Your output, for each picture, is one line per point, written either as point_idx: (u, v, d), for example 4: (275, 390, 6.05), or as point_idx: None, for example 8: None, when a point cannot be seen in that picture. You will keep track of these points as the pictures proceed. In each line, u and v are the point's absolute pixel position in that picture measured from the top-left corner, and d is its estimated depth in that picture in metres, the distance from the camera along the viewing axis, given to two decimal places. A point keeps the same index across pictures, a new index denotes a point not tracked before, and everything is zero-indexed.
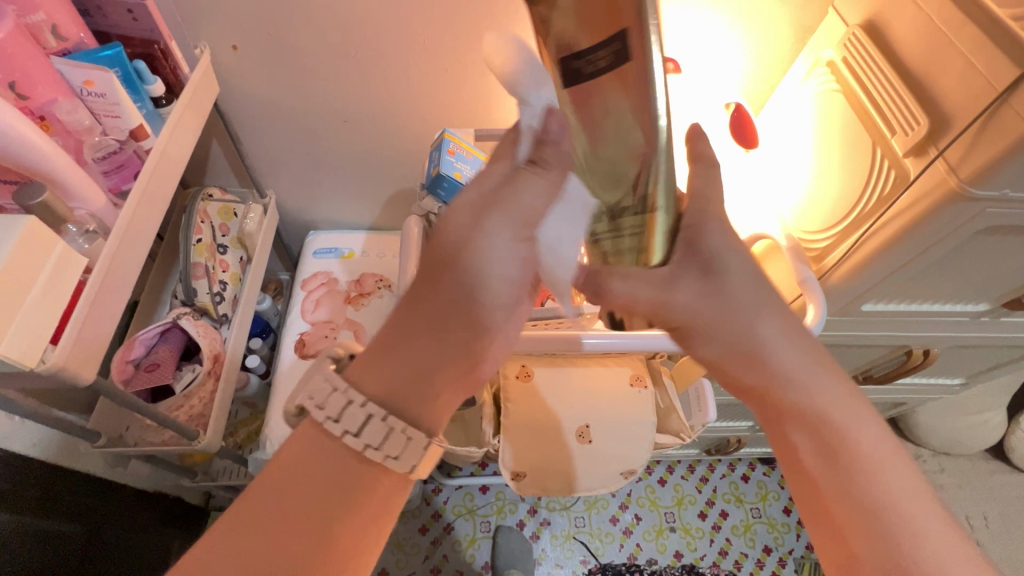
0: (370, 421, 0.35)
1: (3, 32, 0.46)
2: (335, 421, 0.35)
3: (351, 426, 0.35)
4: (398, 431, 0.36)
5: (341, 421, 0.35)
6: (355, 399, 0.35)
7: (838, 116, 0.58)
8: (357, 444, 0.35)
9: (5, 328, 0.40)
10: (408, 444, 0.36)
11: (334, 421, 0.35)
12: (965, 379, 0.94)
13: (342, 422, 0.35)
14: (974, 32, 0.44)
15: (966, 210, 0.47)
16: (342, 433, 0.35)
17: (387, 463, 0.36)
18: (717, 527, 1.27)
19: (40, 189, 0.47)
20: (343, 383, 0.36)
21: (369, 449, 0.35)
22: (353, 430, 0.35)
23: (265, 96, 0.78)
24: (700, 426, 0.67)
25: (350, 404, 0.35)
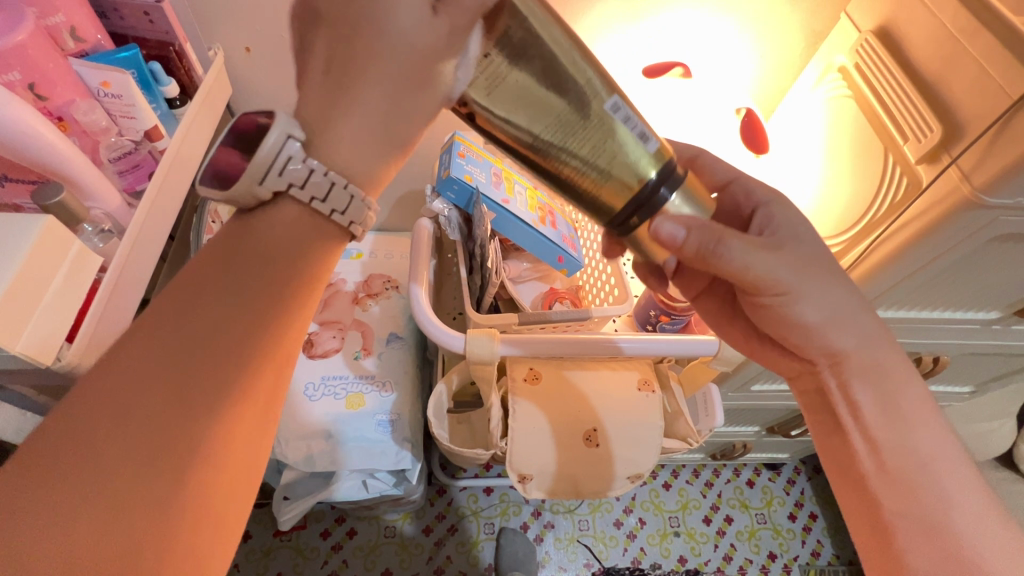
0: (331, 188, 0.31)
1: (23, 35, 0.46)
2: (319, 200, 0.31)
3: (318, 192, 0.31)
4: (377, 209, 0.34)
5: (327, 201, 0.32)
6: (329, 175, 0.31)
7: (848, 122, 0.58)
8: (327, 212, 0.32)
9: (23, 327, 0.41)
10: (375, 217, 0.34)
11: (319, 200, 0.31)
12: (975, 388, 0.93)
13: (330, 203, 0.32)
14: (988, 39, 0.44)
15: (980, 218, 0.47)
16: (330, 211, 0.32)
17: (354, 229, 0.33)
18: (721, 532, 1.26)
19: (56, 189, 0.48)
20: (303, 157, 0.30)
21: (336, 215, 0.32)
22: (339, 209, 0.32)
23: (277, 98, 0.79)
24: (707, 431, 0.68)
25: (315, 173, 0.31)
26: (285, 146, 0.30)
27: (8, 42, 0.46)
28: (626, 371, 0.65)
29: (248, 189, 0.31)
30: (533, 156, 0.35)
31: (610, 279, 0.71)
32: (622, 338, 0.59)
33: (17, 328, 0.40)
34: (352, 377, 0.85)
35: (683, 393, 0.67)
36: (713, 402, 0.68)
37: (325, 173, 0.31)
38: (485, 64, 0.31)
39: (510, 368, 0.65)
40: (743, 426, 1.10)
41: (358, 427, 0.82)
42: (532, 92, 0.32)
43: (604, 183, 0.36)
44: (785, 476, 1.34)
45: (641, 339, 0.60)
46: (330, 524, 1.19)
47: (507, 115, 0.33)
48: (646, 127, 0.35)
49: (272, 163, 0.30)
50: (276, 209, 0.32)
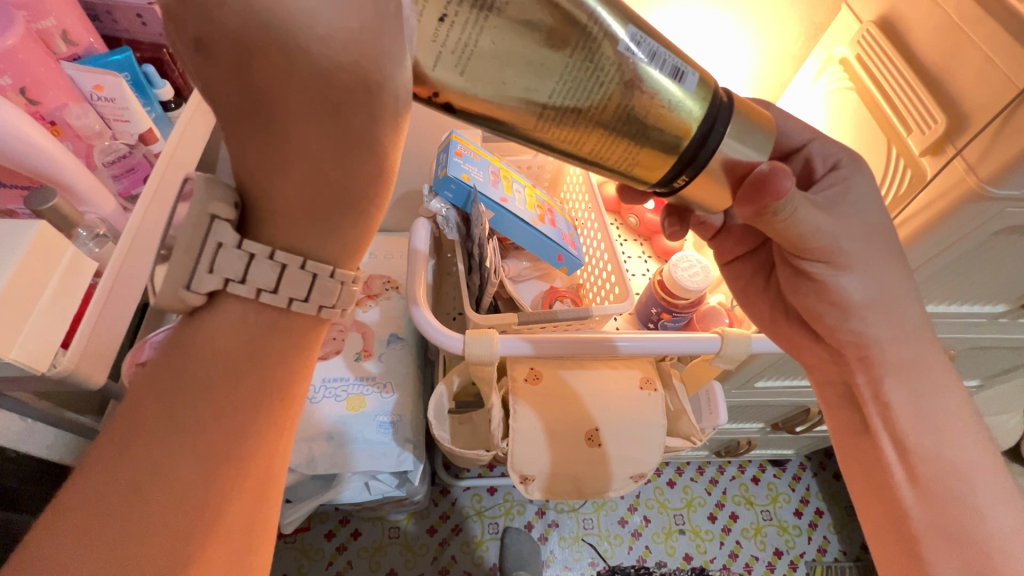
0: (265, 266, 0.28)
1: (13, 39, 0.46)
2: (241, 283, 0.28)
3: (266, 282, 0.28)
4: (349, 283, 0.32)
5: (279, 291, 0.28)
6: (258, 251, 0.28)
7: (851, 115, 0.57)
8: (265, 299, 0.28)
9: (16, 334, 0.41)
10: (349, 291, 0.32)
11: (239, 283, 0.28)
12: (982, 381, 0.92)
13: (283, 291, 0.28)
14: (993, 27, 0.43)
15: (986, 210, 0.46)
16: (257, 292, 0.28)
17: (320, 312, 0.31)
18: (727, 530, 1.25)
19: (50, 194, 0.48)
20: (231, 238, 0.28)
21: (295, 303, 0.29)
22: (269, 287, 0.28)
23: None
24: (711, 429, 0.67)
25: (257, 260, 0.28)
26: (217, 233, 0.27)
27: None
28: (627, 369, 0.65)
29: (176, 295, 0.28)
30: (552, 132, 0.33)
31: (611, 277, 0.70)
32: (620, 337, 0.59)
33: (10, 336, 0.40)
34: (353, 378, 0.85)
35: (685, 390, 0.67)
36: (715, 399, 0.67)
37: (270, 258, 0.28)
38: (440, 37, 0.27)
39: (510, 368, 0.64)
40: (748, 423, 1.10)
41: (359, 429, 0.81)
42: (510, 53, 0.29)
43: (641, 143, 0.34)
44: (790, 473, 1.34)
45: (640, 338, 0.59)
46: (334, 525, 1.19)
47: (478, 86, 0.30)
48: (677, 62, 0.32)
49: (202, 256, 0.27)
50: (214, 312, 0.29)
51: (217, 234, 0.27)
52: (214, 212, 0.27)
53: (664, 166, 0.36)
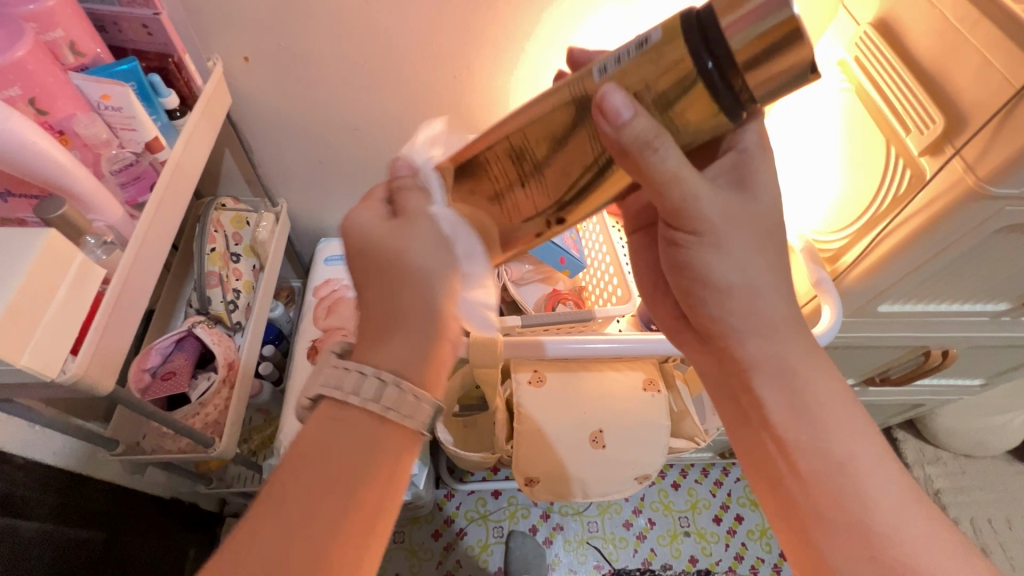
0: (370, 381, 0.40)
1: (22, 51, 0.47)
2: (353, 395, 0.40)
3: (369, 395, 0.40)
4: (409, 395, 0.40)
5: (362, 393, 0.40)
6: (366, 372, 0.40)
7: (850, 116, 0.57)
8: (363, 402, 0.39)
9: (26, 342, 0.41)
10: (412, 401, 0.40)
11: (352, 395, 0.40)
12: (986, 380, 0.92)
13: (361, 393, 0.39)
14: (990, 28, 0.43)
15: (985, 209, 0.46)
16: (359, 401, 0.40)
17: (403, 422, 0.40)
18: (732, 532, 1.25)
19: (59, 203, 0.48)
20: (353, 364, 0.41)
21: (386, 411, 0.40)
22: (369, 397, 0.40)
23: (276, 106, 0.79)
24: (714, 430, 0.68)
25: (363, 376, 0.40)
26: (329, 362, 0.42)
27: (8, 59, 0.46)
28: (630, 371, 0.65)
29: (312, 389, 0.41)
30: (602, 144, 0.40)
31: (613, 279, 0.70)
32: (594, 337, 0.58)
33: (19, 343, 0.40)
34: None
35: (688, 392, 0.67)
36: None
37: (357, 370, 0.40)
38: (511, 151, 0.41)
39: (514, 370, 0.65)
40: None
41: None
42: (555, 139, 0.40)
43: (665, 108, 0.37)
44: None
45: (614, 338, 0.58)
46: None
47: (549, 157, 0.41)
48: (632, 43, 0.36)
49: (328, 374, 0.41)
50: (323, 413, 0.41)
51: (337, 362, 0.41)
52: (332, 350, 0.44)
53: (701, 106, 0.36)
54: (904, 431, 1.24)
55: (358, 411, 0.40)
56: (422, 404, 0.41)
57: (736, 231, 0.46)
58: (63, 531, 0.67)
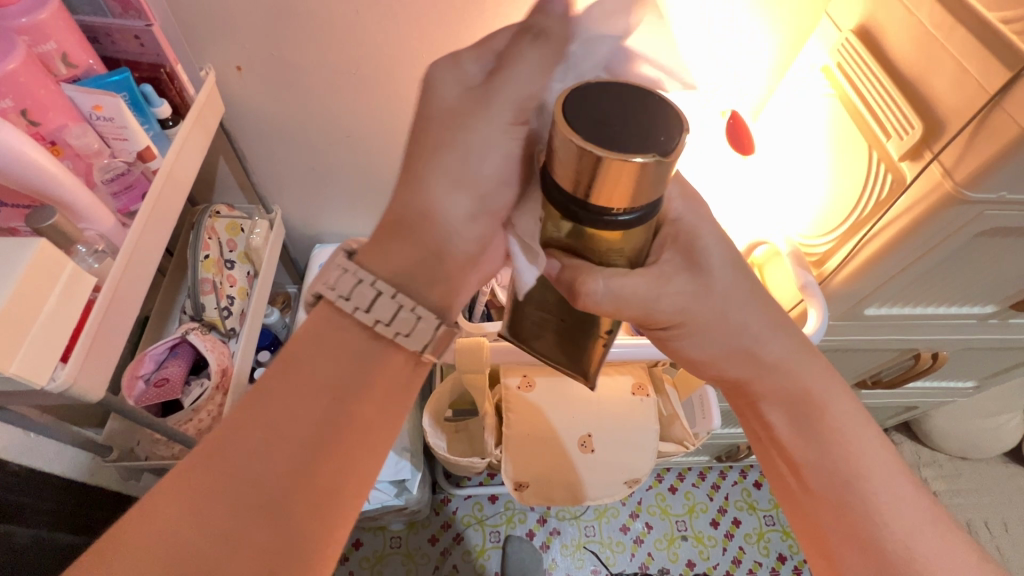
0: (377, 295, 0.35)
1: (14, 63, 0.47)
2: (346, 300, 0.35)
3: (382, 315, 0.35)
4: (415, 314, 0.36)
5: (352, 298, 0.35)
6: (366, 279, 0.35)
7: (833, 121, 0.58)
8: (367, 318, 0.35)
9: (16, 350, 0.42)
10: (418, 324, 0.36)
11: (345, 299, 0.35)
12: (979, 382, 0.92)
13: (351, 297, 0.35)
14: (965, 35, 0.44)
15: (964, 213, 0.47)
16: (355, 310, 0.35)
17: (397, 339, 0.36)
18: (729, 535, 1.25)
19: (51, 212, 0.49)
20: (356, 267, 0.36)
21: (380, 325, 0.35)
22: (365, 307, 0.35)
23: (268, 114, 0.80)
24: (704, 434, 0.66)
25: (361, 283, 0.35)
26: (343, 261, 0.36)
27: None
28: (620, 375, 0.65)
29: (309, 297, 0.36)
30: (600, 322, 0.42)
31: None
32: None
33: (9, 351, 0.41)
34: None
35: (677, 396, 0.67)
36: (709, 405, 0.65)
37: (355, 274, 0.36)
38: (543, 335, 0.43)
39: (503, 376, 0.65)
40: None
41: None
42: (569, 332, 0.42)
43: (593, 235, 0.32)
44: None
45: None
46: None
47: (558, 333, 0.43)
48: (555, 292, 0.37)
49: (326, 276, 0.36)
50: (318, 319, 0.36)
51: (339, 259, 0.36)
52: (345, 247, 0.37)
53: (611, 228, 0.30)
54: (900, 434, 1.24)
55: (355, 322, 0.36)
56: (429, 328, 0.36)
57: (717, 236, 0.46)
58: (55, 537, 0.67)
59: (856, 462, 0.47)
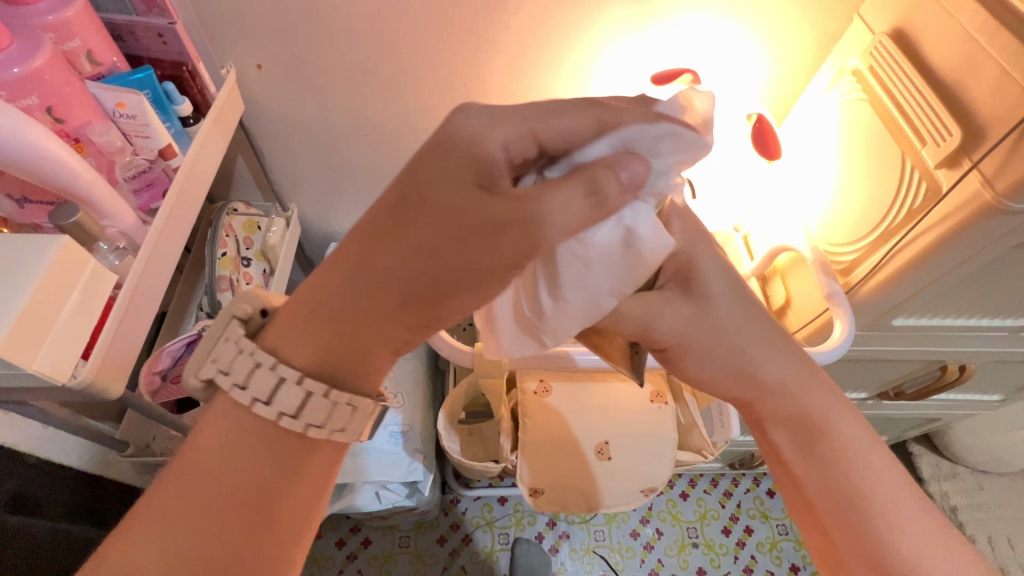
0: (280, 384, 0.34)
1: (41, 61, 0.48)
2: (244, 390, 0.35)
3: (287, 406, 0.35)
4: (342, 404, 0.36)
5: (250, 387, 0.34)
6: (276, 369, 0.35)
7: (864, 126, 0.56)
8: (270, 412, 0.34)
9: (38, 346, 0.42)
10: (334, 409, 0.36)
11: (245, 392, 0.35)
12: (1005, 395, 0.90)
13: (250, 387, 0.34)
14: (1010, 40, 0.43)
15: (1005, 223, 0.45)
16: (269, 410, 0.34)
17: (308, 432, 0.35)
18: (741, 544, 1.23)
19: (74, 210, 0.49)
20: (253, 347, 0.35)
21: (311, 427, 0.35)
22: (266, 399, 0.34)
23: (287, 112, 0.80)
24: (723, 443, 0.66)
25: (283, 381, 0.34)
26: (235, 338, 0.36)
27: (27, 68, 0.47)
28: (638, 382, 0.64)
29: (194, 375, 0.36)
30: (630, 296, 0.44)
31: None
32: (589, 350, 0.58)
33: (32, 348, 0.41)
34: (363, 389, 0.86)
35: (696, 404, 0.67)
36: (728, 415, 0.65)
37: (251, 354, 0.35)
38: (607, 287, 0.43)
39: (519, 380, 0.64)
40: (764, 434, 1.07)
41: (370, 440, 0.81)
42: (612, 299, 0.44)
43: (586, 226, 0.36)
44: None
45: None
46: (346, 533, 1.19)
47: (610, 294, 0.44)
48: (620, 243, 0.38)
49: (218, 351, 0.36)
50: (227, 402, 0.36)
51: (234, 337, 0.36)
52: (234, 316, 0.37)
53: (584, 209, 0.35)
54: (920, 445, 1.22)
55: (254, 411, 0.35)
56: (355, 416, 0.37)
57: None
58: (70, 528, 0.67)
59: (885, 477, 0.46)
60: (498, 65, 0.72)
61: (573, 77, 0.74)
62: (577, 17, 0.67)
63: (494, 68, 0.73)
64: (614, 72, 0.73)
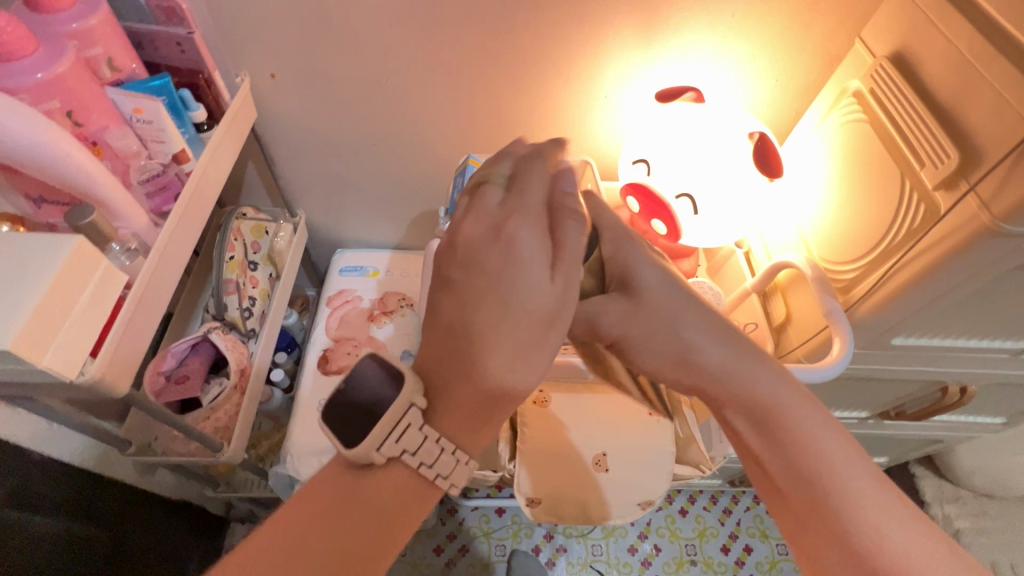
0: (426, 443, 0.36)
1: (64, 67, 0.49)
2: (413, 455, 0.36)
3: (427, 458, 0.36)
4: (451, 453, 0.37)
5: (417, 455, 0.36)
6: (430, 436, 0.36)
7: (864, 145, 0.57)
8: (414, 463, 0.36)
9: (49, 343, 0.43)
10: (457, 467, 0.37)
11: (412, 455, 0.36)
12: (1008, 418, 0.89)
13: (403, 443, 0.35)
14: (1006, 68, 0.44)
15: (1002, 246, 0.45)
16: (400, 453, 0.35)
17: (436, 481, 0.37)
18: (740, 563, 1.22)
19: (89, 210, 0.51)
20: (418, 421, 0.35)
21: (423, 467, 0.36)
22: (411, 450, 0.36)
23: (299, 121, 0.81)
24: (721, 458, 0.66)
25: (428, 440, 0.36)
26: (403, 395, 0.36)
27: (50, 74, 0.49)
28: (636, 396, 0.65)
29: (368, 455, 0.35)
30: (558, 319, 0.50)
31: None
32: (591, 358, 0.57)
33: (43, 344, 0.42)
34: None
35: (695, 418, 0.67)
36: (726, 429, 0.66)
37: (421, 430, 0.36)
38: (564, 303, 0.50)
39: None
40: None
41: None
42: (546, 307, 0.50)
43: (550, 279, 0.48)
44: None
45: None
46: None
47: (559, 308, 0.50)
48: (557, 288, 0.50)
49: (392, 433, 0.35)
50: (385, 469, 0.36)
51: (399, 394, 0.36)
52: (414, 402, 0.36)
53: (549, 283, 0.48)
54: (924, 467, 1.20)
55: (409, 469, 0.36)
56: (463, 466, 0.37)
57: None
58: (70, 526, 0.67)
59: None
60: (505, 78, 0.74)
61: (580, 92, 0.75)
62: (583, 36, 0.68)
63: (503, 82, 0.74)
64: (619, 88, 0.74)
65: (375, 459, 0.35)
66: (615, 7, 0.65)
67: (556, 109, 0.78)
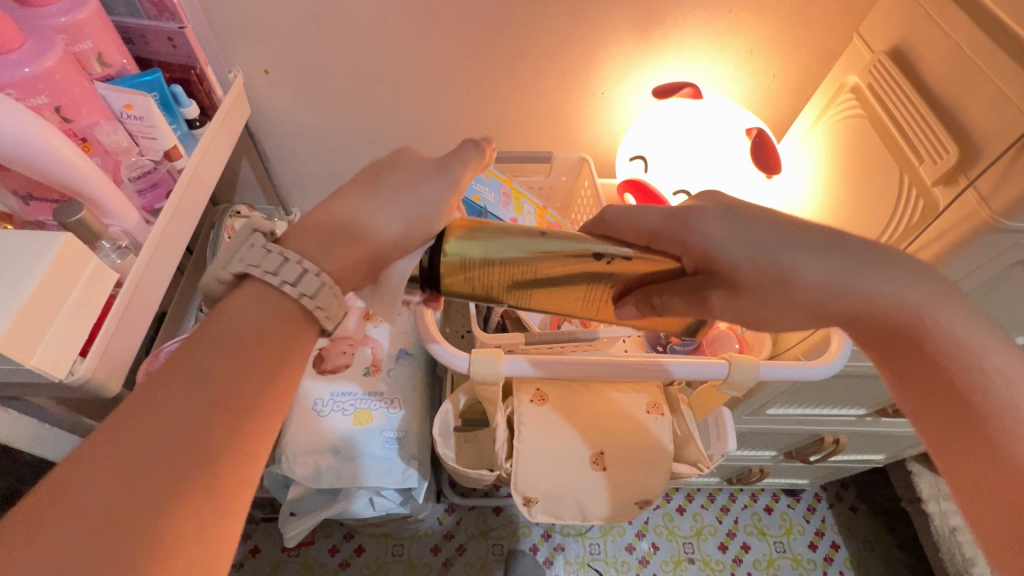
0: (304, 273, 0.38)
1: (52, 61, 0.48)
2: (273, 274, 0.37)
3: (286, 276, 0.37)
4: (330, 284, 0.38)
5: (279, 273, 0.37)
6: (290, 256, 0.38)
7: (861, 141, 0.57)
8: (294, 292, 0.37)
9: (37, 342, 0.42)
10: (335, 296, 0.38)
11: (272, 274, 0.37)
12: None
13: (280, 274, 0.37)
14: (1005, 61, 0.43)
15: (1001, 242, 0.45)
16: (279, 282, 0.37)
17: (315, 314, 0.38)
18: (738, 561, 1.22)
19: (78, 207, 0.50)
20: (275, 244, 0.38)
21: (302, 297, 0.37)
22: (290, 280, 0.37)
23: (293, 116, 0.80)
24: (719, 456, 0.66)
25: (287, 261, 0.38)
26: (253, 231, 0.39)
27: (37, 69, 0.48)
28: (635, 394, 0.65)
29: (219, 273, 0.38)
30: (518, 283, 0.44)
31: None
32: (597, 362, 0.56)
33: (31, 345, 0.41)
34: (361, 393, 0.85)
35: (693, 416, 0.65)
36: (725, 426, 0.65)
37: (280, 252, 0.38)
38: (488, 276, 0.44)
39: (516, 389, 0.64)
40: (762, 450, 1.04)
41: (365, 444, 0.82)
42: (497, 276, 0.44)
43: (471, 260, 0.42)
44: (805, 504, 1.29)
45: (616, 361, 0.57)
46: (339, 540, 1.18)
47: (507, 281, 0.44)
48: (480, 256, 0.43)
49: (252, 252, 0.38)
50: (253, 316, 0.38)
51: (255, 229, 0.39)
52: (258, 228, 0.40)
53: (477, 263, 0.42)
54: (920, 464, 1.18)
55: (281, 294, 0.37)
56: (339, 298, 0.39)
57: None
58: None
59: None
60: (501, 75, 0.73)
61: (575, 90, 0.75)
62: (578, 31, 0.68)
63: (498, 76, 0.73)
64: (617, 84, 0.74)
65: (225, 276, 0.38)
66: (611, 4, 0.65)
67: (552, 105, 0.77)
